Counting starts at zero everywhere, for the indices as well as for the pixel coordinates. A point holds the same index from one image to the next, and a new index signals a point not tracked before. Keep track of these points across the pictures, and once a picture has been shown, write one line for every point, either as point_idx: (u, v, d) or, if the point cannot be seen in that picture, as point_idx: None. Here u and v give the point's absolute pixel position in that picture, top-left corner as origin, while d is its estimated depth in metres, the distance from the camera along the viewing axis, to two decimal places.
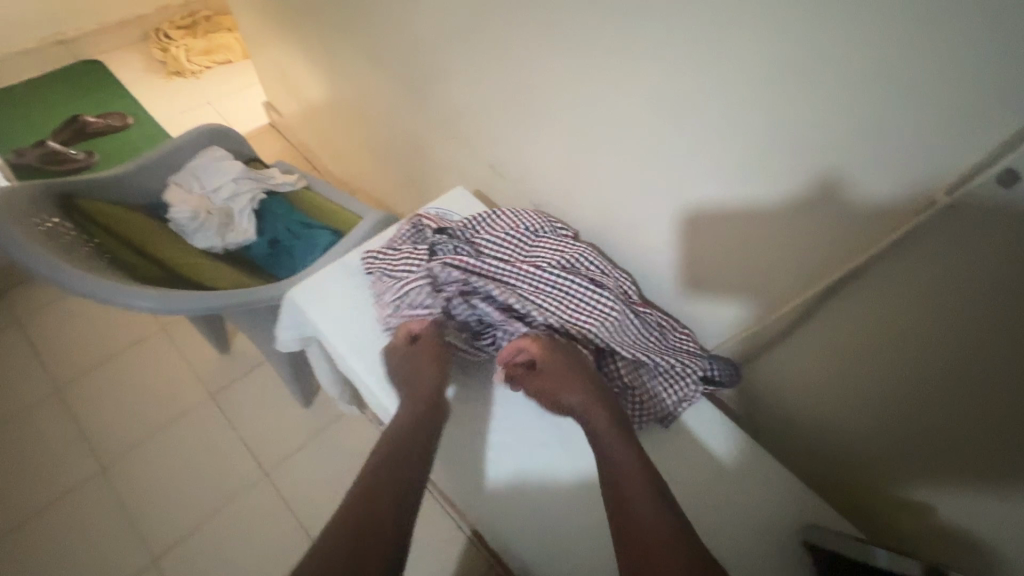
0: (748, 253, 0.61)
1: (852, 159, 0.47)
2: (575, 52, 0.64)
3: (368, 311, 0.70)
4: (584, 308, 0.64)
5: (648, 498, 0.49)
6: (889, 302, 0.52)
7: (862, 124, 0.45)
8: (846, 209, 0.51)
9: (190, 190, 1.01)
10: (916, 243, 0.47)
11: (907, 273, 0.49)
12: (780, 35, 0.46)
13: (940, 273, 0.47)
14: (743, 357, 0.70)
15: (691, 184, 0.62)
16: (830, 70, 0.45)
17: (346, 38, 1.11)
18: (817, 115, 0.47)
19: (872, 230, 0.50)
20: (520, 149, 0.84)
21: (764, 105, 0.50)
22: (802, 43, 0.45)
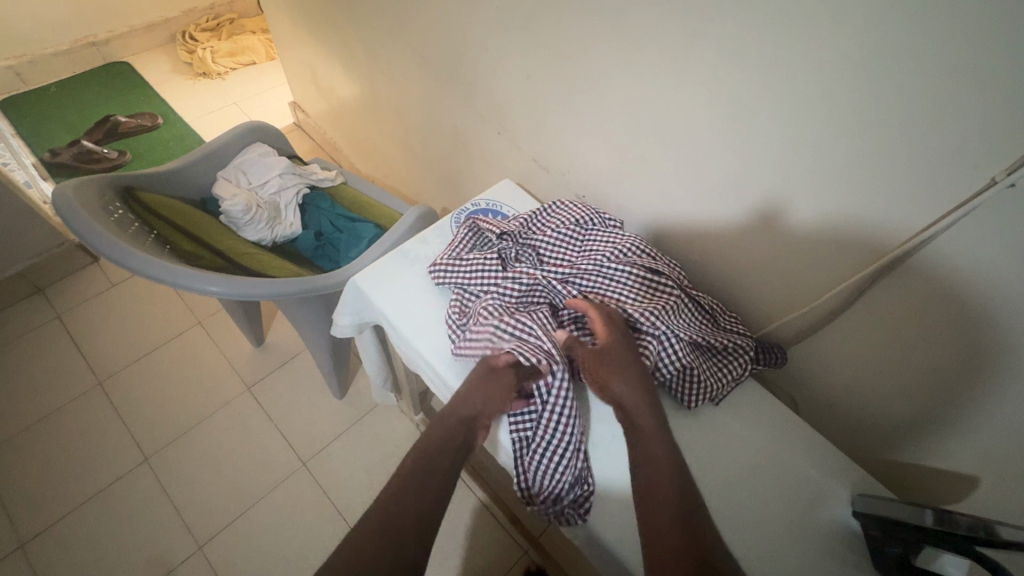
0: (794, 244, 0.63)
1: (870, 176, 0.52)
2: (621, 54, 0.66)
3: (427, 298, 0.73)
4: (647, 295, 0.67)
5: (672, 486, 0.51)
6: (899, 306, 0.58)
7: (888, 141, 0.49)
8: (855, 218, 0.56)
9: (238, 184, 1.04)
10: (920, 256, 0.53)
11: (911, 283, 0.56)
12: (826, 46, 0.48)
13: (942, 284, 0.53)
14: (787, 342, 0.72)
15: (710, 196, 0.68)
16: (869, 85, 0.47)
17: (383, 39, 1.15)
18: (847, 131, 0.51)
19: (880, 245, 0.55)
20: (561, 144, 0.86)
21: (796, 118, 0.54)
22: (846, 54, 0.48)
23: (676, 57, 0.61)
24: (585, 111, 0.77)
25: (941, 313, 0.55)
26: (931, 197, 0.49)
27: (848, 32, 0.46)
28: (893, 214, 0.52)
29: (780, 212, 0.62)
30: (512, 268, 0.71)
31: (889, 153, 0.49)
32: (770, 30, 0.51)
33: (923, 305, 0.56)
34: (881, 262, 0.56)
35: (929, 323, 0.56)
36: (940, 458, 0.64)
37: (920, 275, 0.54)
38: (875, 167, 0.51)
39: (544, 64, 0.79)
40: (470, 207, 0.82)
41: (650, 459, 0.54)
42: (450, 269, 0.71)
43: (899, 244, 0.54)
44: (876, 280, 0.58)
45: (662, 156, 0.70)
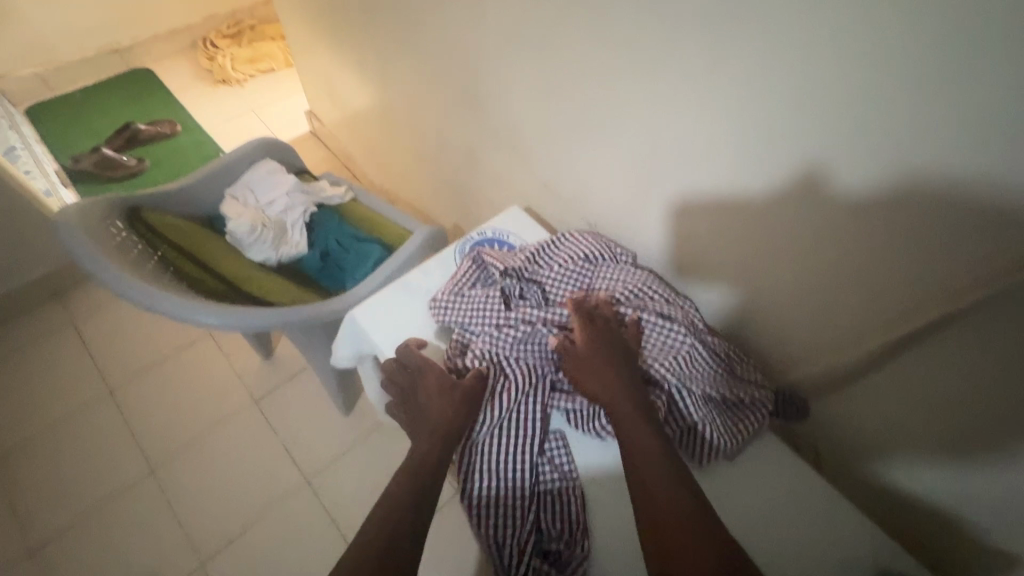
0: (822, 292, 0.58)
1: (912, 225, 0.48)
2: (642, 81, 0.63)
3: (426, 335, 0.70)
4: (652, 342, 0.63)
5: (669, 477, 0.49)
6: (938, 370, 0.53)
7: (931, 190, 0.45)
8: (894, 270, 0.51)
9: (246, 203, 1.03)
10: (964, 320, 0.49)
11: (954, 346, 0.51)
12: (868, 82, 0.45)
13: (987, 348, 0.49)
14: (811, 396, 0.66)
15: (730, 234, 0.64)
16: (912, 128, 0.44)
17: (398, 53, 1.12)
18: (887, 175, 0.47)
19: (922, 302, 0.51)
20: (573, 166, 0.82)
21: (833, 153, 0.50)
22: (886, 97, 0.44)
23: (699, 87, 0.57)
24: (600, 137, 0.73)
25: (984, 379, 0.50)
26: (982, 252, 0.45)
27: (891, 71, 0.43)
28: (938, 268, 0.48)
29: (810, 253, 0.58)
30: (515, 307, 0.67)
31: (932, 200, 0.46)
32: (803, 64, 0.48)
33: (967, 371, 0.51)
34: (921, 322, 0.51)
35: (970, 391, 0.52)
36: (976, 528, 0.58)
37: (965, 338, 0.50)
38: (918, 215, 0.47)
39: (560, 86, 0.75)
40: (475, 237, 0.79)
41: (641, 454, 0.51)
42: (450, 305, 0.68)
43: (943, 305, 0.49)
44: (914, 341, 0.53)
45: (681, 188, 0.67)
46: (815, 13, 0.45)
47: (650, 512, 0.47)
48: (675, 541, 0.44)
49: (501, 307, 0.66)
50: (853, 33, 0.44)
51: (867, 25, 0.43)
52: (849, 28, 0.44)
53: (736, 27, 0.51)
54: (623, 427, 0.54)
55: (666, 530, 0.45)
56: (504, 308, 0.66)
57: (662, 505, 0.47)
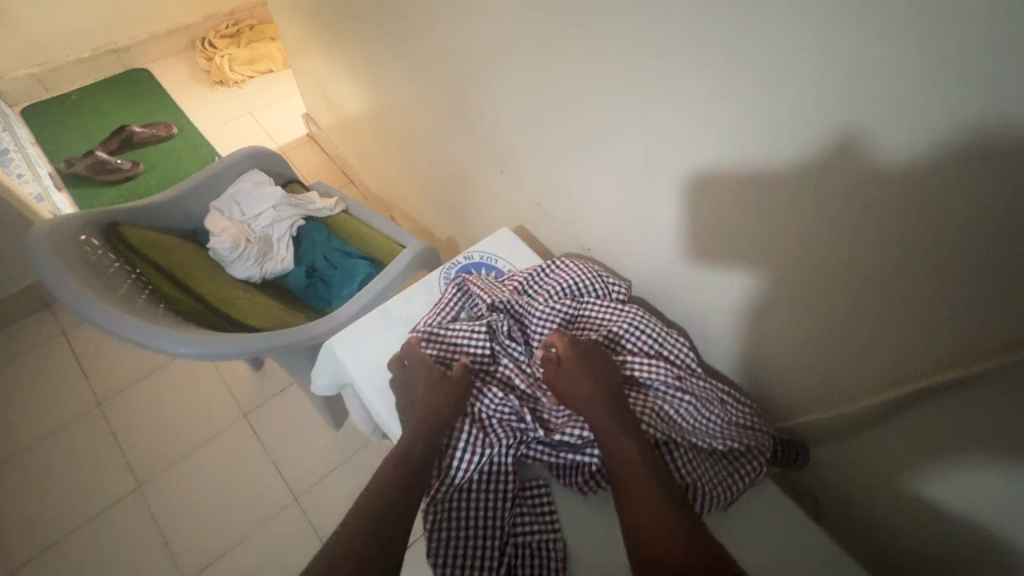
0: (826, 337, 0.54)
1: (921, 279, 0.43)
2: (631, 104, 0.58)
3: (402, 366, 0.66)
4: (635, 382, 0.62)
5: (649, 485, 0.50)
6: (943, 438, 0.48)
7: (940, 244, 0.40)
8: (906, 321, 0.46)
9: (231, 216, 1.00)
10: (974, 386, 0.44)
11: (962, 414, 0.46)
12: (874, 117, 0.39)
13: (1000, 416, 0.43)
14: (811, 442, 0.61)
15: (723, 270, 0.60)
16: (919, 177, 0.39)
17: (388, 60, 1.08)
18: (894, 223, 0.42)
19: (931, 362, 0.46)
20: (566, 187, 0.78)
21: (838, 193, 0.45)
22: (894, 143, 0.39)
23: (689, 120, 0.53)
24: (592, 159, 0.69)
25: (990, 452, 0.45)
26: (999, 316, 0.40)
27: (896, 115, 0.38)
28: (949, 328, 0.43)
29: (808, 299, 0.53)
30: (498, 342, 0.66)
31: (944, 256, 0.41)
32: (798, 106, 0.43)
33: (976, 442, 0.46)
34: (925, 384, 0.47)
35: (976, 463, 0.47)
36: None
37: (977, 407, 0.45)
38: (926, 270, 0.42)
39: (548, 106, 0.71)
40: (462, 260, 0.76)
41: (623, 463, 0.52)
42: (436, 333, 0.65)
43: (955, 366, 0.44)
44: (919, 402, 0.49)
45: (673, 222, 0.63)
46: (809, 49, 0.40)
47: (635, 516, 0.49)
48: (659, 538, 0.47)
49: (485, 339, 0.64)
50: (853, 74, 0.39)
51: (867, 66, 0.38)
52: (847, 68, 0.39)
53: (726, 60, 0.46)
54: (604, 436, 0.55)
55: (651, 534, 0.47)
56: (486, 342, 0.64)
57: (643, 510, 0.49)
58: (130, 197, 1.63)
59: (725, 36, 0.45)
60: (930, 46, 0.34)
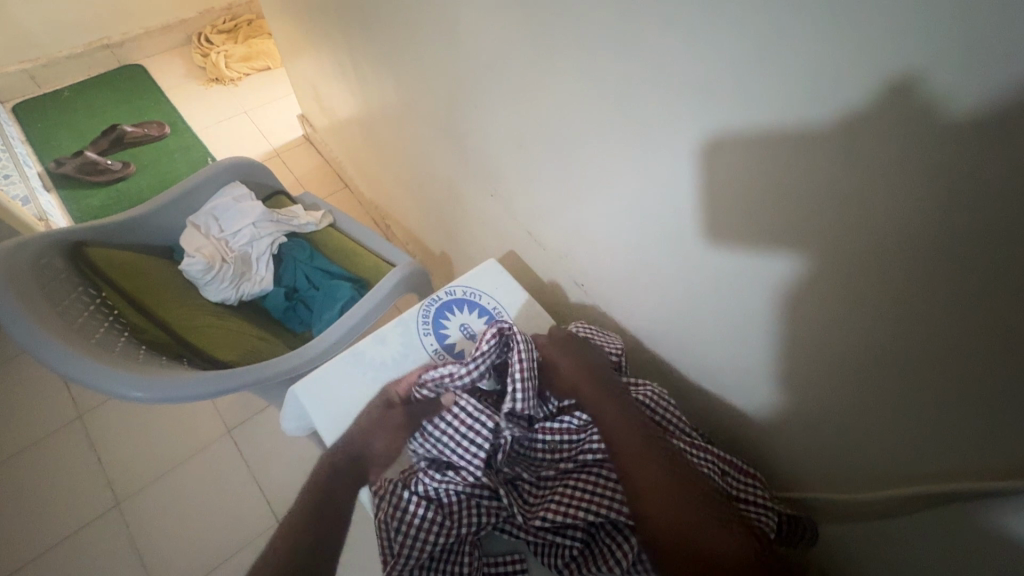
0: (846, 395, 0.48)
1: (970, 355, 0.36)
2: (632, 124, 0.52)
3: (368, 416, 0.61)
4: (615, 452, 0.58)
5: (664, 491, 0.49)
6: (978, 543, 0.42)
7: (986, 314, 0.34)
8: (943, 387, 0.39)
9: (208, 233, 0.95)
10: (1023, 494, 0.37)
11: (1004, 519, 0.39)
12: (921, 147, 0.33)
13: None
14: (817, 512, 0.56)
15: (732, 309, 0.54)
16: (963, 234, 0.33)
17: (377, 63, 1.02)
18: (938, 276, 0.36)
19: (967, 443, 0.40)
20: (560, 212, 0.72)
21: (871, 237, 0.38)
22: (938, 184, 0.33)
23: (695, 148, 0.47)
24: (589, 182, 0.63)
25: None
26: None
27: (938, 150, 0.32)
28: (998, 415, 0.37)
29: (829, 358, 0.47)
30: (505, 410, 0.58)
31: (998, 333, 0.34)
32: (821, 146, 0.38)
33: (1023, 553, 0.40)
34: (955, 485, 0.41)
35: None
36: None
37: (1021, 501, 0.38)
38: (976, 347, 0.36)
39: (543, 127, 0.66)
40: (443, 297, 0.71)
41: (633, 468, 0.51)
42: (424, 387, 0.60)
43: (1001, 454, 0.38)
44: (948, 502, 0.43)
45: (678, 261, 0.57)
46: (834, 82, 0.35)
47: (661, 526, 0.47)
48: (704, 541, 0.46)
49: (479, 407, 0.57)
50: (883, 105, 0.33)
51: (903, 105, 0.32)
52: (876, 103, 0.33)
53: (736, 90, 0.41)
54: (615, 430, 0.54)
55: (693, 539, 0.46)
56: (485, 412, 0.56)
57: (670, 517, 0.47)
58: (118, 198, 1.58)
59: (735, 62, 0.40)
60: (986, 81, 0.28)
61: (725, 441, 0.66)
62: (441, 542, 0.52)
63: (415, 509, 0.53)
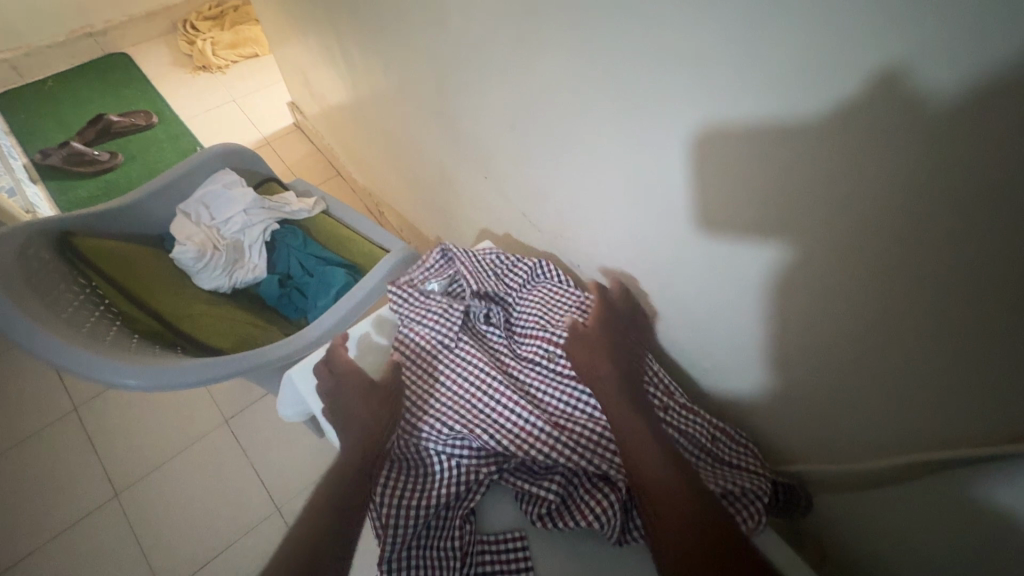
0: (833, 368, 0.48)
1: (958, 327, 0.36)
2: (617, 98, 0.52)
3: None
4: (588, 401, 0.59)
5: (650, 451, 0.50)
6: (967, 507, 0.43)
7: (966, 282, 0.34)
8: (927, 356, 0.39)
9: (198, 220, 0.94)
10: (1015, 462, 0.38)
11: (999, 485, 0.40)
12: (897, 113, 0.32)
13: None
14: (808, 487, 0.57)
15: (718, 287, 0.54)
16: (942, 200, 0.33)
17: (363, 45, 1.00)
18: (918, 246, 0.36)
19: (951, 411, 0.40)
20: (551, 193, 0.71)
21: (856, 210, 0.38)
22: (912, 149, 0.33)
23: (679, 123, 0.47)
24: (578, 159, 0.62)
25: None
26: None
27: (914, 117, 0.32)
28: (989, 386, 0.37)
29: (820, 336, 0.47)
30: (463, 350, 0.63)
31: (987, 306, 0.34)
32: (812, 120, 0.37)
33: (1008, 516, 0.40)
34: (947, 452, 0.42)
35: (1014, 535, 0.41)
36: None
37: (1007, 468, 0.39)
38: (967, 319, 0.36)
39: (531, 105, 0.65)
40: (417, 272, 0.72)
41: (622, 429, 0.52)
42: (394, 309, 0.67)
43: (982, 421, 0.38)
44: (938, 470, 0.43)
45: (670, 246, 0.57)
46: (814, 52, 0.34)
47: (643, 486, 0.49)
48: (663, 505, 0.47)
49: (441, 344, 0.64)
50: (859, 72, 0.33)
51: (892, 73, 0.31)
52: (855, 67, 0.33)
53: (725, 64, 0.40)
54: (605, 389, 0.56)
55: (659, 499, 0.47)
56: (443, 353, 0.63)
57: (648, 479, 0.49)
58: (106, 189, 1.56)
59: (715, 35, 0.39)
60: (979, 48, 0.27)
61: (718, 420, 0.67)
62: (425, 512, 0.53)
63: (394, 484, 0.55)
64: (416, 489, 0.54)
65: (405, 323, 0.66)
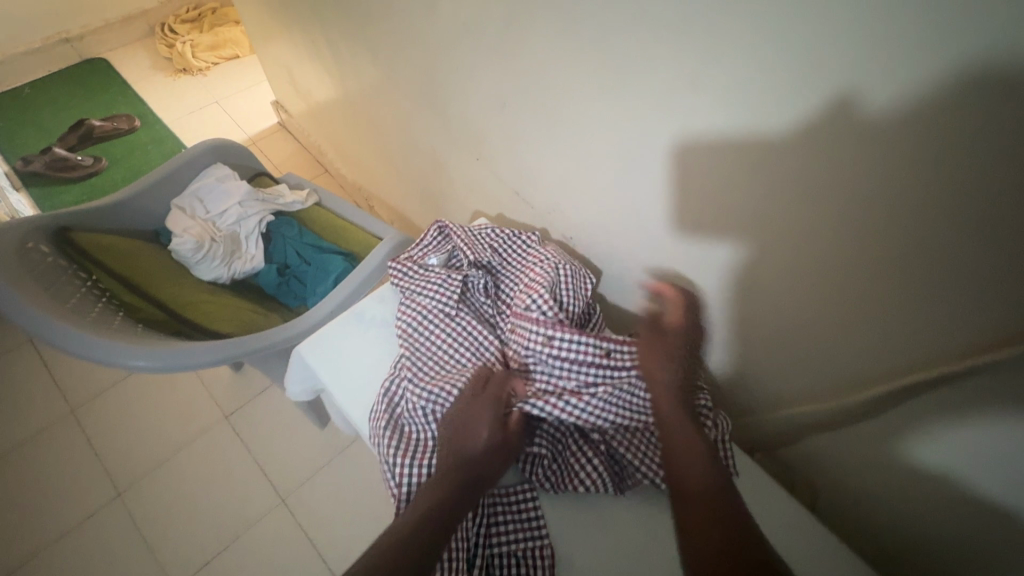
0: (809, 313, 0.51)
1: (917, 258, 0.40)
2: (599, 69, 0.55)
3: (364, 359, 0.66)
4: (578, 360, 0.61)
5: (681, 425, 0.54)
6: (935, 430, 0.47)
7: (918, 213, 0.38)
8: (889, 288, 0.43)
9: (194, 214, 0.95)
10: (973, 380, 0.42)
11: (961, 408, 0.44)
12: (850, 61, 0.36)
13: (985, 381, 0.41)
14: (793, 431, 0.60)
15: (700, 245, 0.57)
16: (893, 137, 0.37)
17: (350, 37, 1.02)
18: (878, 183, 0.39)
19: (914, 339, 0.44)
20: (540, 169, 0.74)
21: (820, 157, 0.41)
22: (870, 87, 0.36)
23: (657, 87, 0.50)
24: (565, 133, 0.65)
25: (984, 421, 0.43)
26: (1013, 303, 0.37)
27: (866, 61, 0.35)
28: (951, 312, 0.41)
29: (798, 284, 0.50)
30: (464, 317, 0.65)
31: (941, 234, 0.38)
32: (783, 75, 0.40)
33: (968, 434, 0.44)
34: (914, 378, 0.46)
35: (976, 454, 0.45)
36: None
37: (966, 385, 0.43)
38: (927, 252, 0.39)
39: (516, 83, 0.67)
40: (415, 247, 0.74)
41: (661, 403, 0.55)
42: (398, 280, 0.69)
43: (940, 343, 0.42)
44: (904, 396, 0.47)
45: (656, 213, 0.60)
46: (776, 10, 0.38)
47: (673, 455, 0.52)
48: (692, 473, 0.50)
49: (441, 313, 0.65)
50: (816, 26, 0.36)
51: (849, 24, 0.35)
52: (812, 22, 0.36)
53: (698, 27, 0.43)
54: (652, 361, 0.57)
55: (687, 469, 0.50)
56: (443, 322, 0.64)
57: (680, 450, 0.52)
58: (92, 193, 1.55)
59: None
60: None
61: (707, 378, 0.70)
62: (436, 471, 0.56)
63: (406, 446, 0.57)
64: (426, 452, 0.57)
65: (406, 296, 0.68)
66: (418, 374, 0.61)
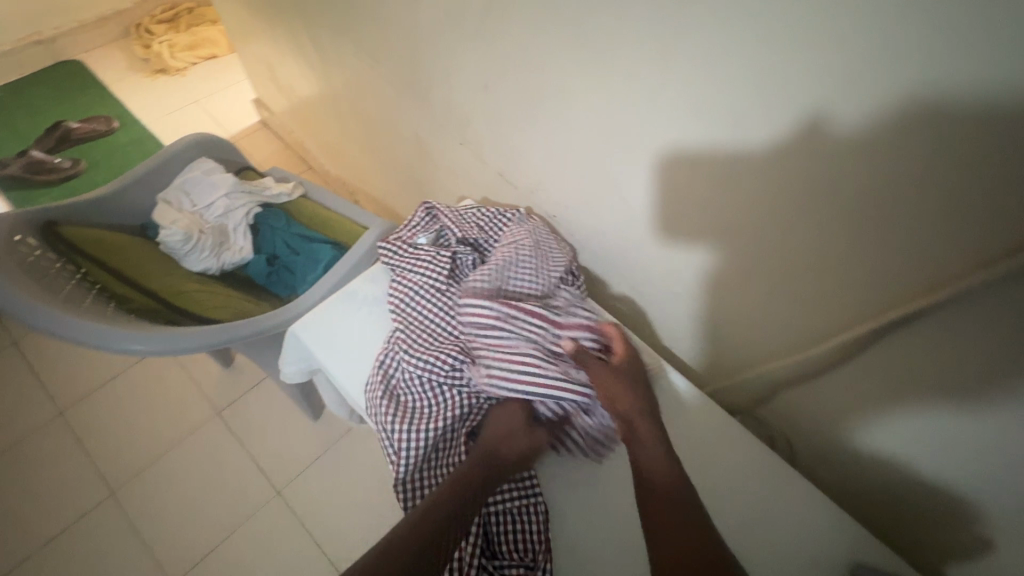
0: (778, 272, 0.54)
1: (871, 211, 0.43)
2: (575, 46, 0.57)
3: (357, 336, 0.68)
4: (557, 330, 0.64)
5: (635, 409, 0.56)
6: (894, 375, 0.50)
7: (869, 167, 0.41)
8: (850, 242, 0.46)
9: (181, 207, 0.96)
10: (925, 324, 0.45)
11: (916, 352, 0.47)
12: (803, 26, 0.39)
13: (934, 324, 0.44)
14: (770, 390, 0.63)
15: (675, 214, 0.60)
16: (844, 97, 0.40)
17: (331, 30, 1.03)
18: (833, 141, 0.42)
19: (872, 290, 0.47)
20: (522, 150, 0.76)
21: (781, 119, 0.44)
22: (822, 50, 0.39)
23: (630, 59, 0.52)
24: (545, 112, 0.67)
25: (936, 362, 0.46)
26: (954, 248, 0.40)
27: (817, 25, 0.38)
28: (905, 264, 0.44)
29: (766, 245, 0.53)
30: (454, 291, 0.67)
31: (889, 187, 0.41)
32: (745, 43, 0.43)
33: (924, 376, 0.48)
34: (873, 327, 0.49)
35: (931, 398, 0.48)
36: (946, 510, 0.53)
37: (918, 329, 0.46)
38: (880, 205, 0.42)
39: (496, 66, 0.70)
40: (405, 228, 0.76)
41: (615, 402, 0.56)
42: (391, 259, 0.71)
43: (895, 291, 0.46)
44: (866, 345, 0.50)
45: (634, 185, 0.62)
46: None
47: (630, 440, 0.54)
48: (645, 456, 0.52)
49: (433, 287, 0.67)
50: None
51: None
52: None
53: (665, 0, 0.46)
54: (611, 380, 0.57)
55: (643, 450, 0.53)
56: (436, 295, 0.66)
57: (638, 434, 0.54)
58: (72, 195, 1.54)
59: None
60: None
61: (688, 348, 0.73)
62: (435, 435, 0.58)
63: (403, 413, 0.59)
64: (423, 418, 0.59)
65: (397, 273, 0.70)
66: (413, 346, 0.63)
